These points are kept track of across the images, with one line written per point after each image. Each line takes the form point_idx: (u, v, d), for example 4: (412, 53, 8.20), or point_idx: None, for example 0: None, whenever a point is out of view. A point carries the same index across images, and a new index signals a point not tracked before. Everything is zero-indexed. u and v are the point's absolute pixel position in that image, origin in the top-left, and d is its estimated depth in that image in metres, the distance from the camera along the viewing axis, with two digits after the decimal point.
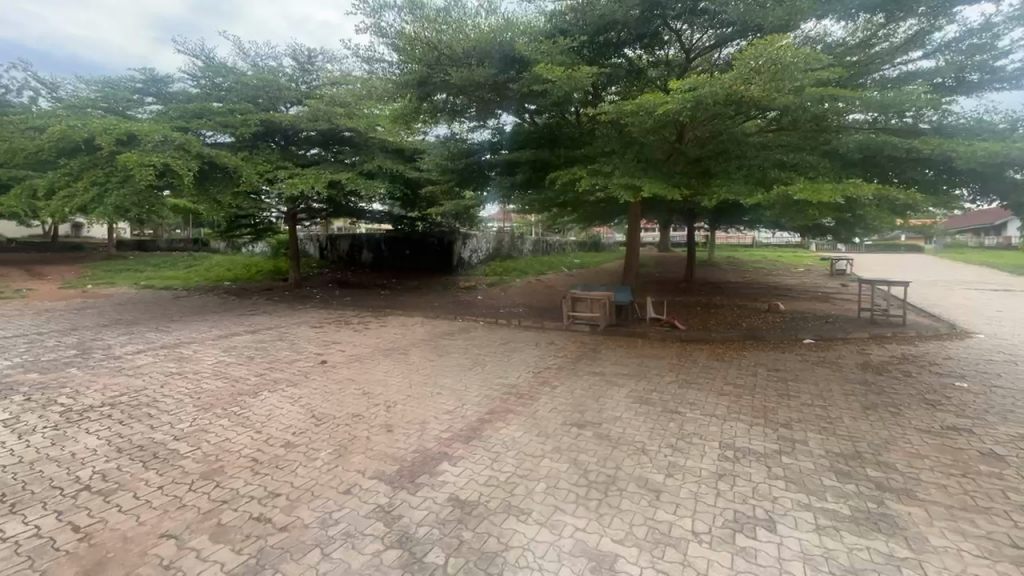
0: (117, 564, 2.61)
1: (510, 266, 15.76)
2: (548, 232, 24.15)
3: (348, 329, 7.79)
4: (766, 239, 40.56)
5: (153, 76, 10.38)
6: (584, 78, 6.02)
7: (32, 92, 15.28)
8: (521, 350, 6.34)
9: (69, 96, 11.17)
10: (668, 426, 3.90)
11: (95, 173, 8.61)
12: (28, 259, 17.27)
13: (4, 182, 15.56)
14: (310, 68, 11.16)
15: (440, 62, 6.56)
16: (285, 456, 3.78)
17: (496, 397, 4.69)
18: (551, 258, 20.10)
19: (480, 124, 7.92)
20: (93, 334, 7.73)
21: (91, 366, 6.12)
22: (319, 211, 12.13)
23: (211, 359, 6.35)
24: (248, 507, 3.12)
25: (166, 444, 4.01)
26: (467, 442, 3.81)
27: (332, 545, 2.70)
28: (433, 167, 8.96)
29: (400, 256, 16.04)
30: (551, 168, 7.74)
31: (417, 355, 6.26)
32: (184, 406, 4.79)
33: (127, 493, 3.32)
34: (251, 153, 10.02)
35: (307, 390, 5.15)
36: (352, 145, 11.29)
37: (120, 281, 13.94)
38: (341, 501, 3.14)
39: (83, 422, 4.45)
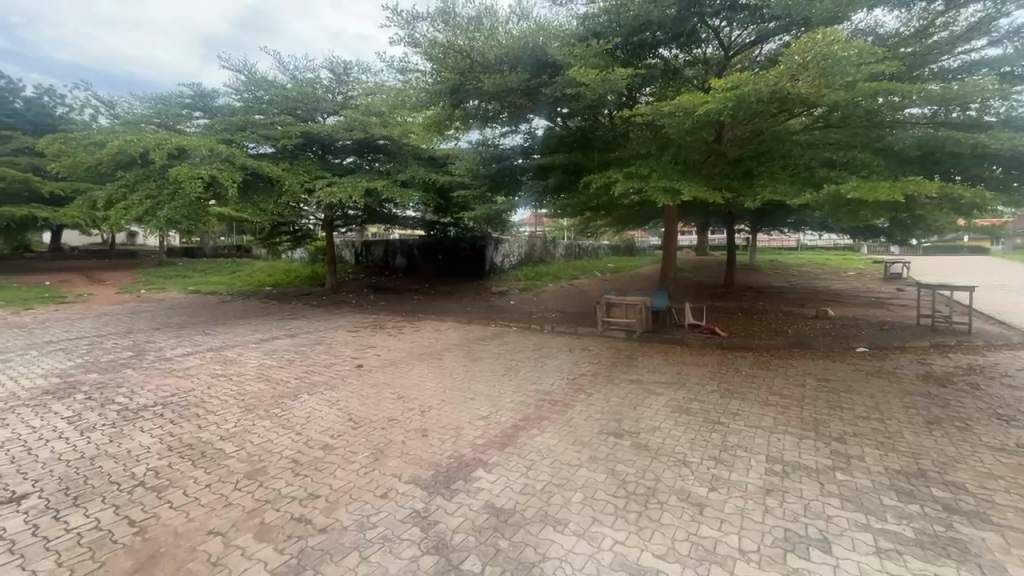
0: (168, 559, 2.72)
1: (541, 270, 15.70)
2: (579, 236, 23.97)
3: (383, 334, 7.93)
4: (809, 240, 38.78)
5: (201, 91, 10.95)
6: (618, 81, 5.94)
7: (93, 110, 16.46)
8: (554, 356, 6.27)
9: (125, 113, 11.91)
10: (710, 437, 3.76)
11: (148, 185, 9.13)
12: (88, 266, 18.52)
13: (69, 194, 16.77)
14: (345, 79, 11.50)
15: (472, 69, 6.63)
16: (324, 458, 3.86)
17: (531, 404, 4.65)
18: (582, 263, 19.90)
19: (512, 129, 7.93)
20: (146, 337, 8.18)
21: (144, 367, 6.47)
22: (354, 218, 12.46)
23: (253, 362, 6.60)
24: (289, 507, 3.20)
25: (213, 443, 4.18)
26: (502, 449, 3.79)
27: (371, 549, 2.73)
28: (465, 173, 9.06)
29: (433, 261, 16.27)
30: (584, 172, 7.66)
31: (450, 360, 6.29)
32: (230, 407, 4.98)
33: (177, 490, 3.47)
34: (291, 164, 10.38)
35: (344, 393, 5.27)
36: (386, 153, 11.55)
37: (170, 286, 14.74)
38: (378, 505, 3.18)
39: (137, 420, 4.70)
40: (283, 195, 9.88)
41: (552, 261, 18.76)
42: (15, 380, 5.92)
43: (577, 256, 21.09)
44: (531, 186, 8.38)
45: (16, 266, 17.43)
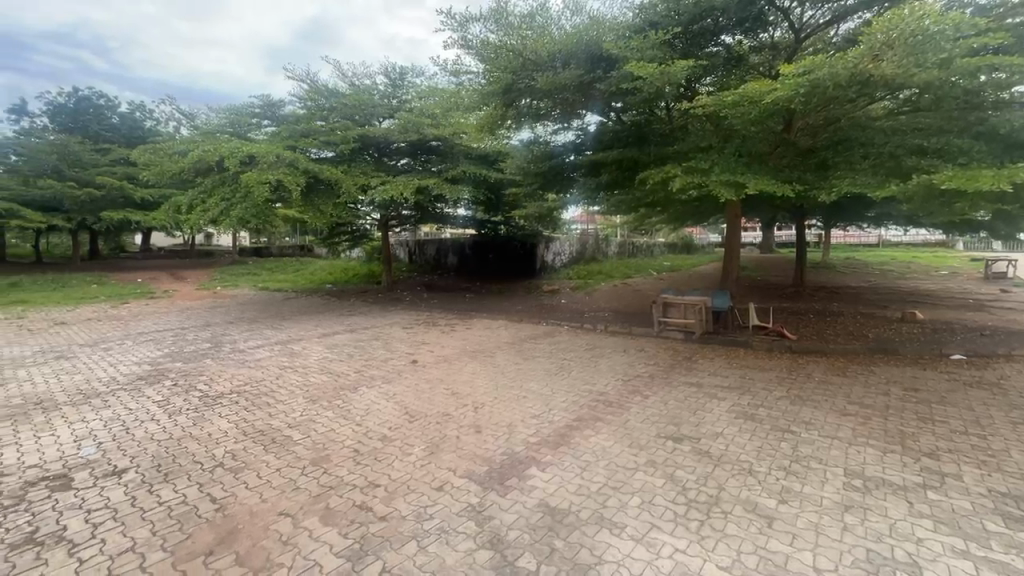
0: (245, 535, 2.94)
1: (592, 269, 15.49)
2: (632, 234, 23.44)
3: (437, 331, 8.14)
4: (889, 235, 35.42)
5: (269, 101, 11.74)
6: (677, 72, 5.72)
7: (177, 122, 18.12)
8: (608, 357, 6.14)
9: (203, 124, 12.98)
10: (779, 446, 3.54)
11: (223, 190, 9.89)
12: (172, 265, 20.39)
13: (156, 200, 18.57)
14: (401, 84, 11.93)
15: (525, 68, 6.64)
16: (383, 449, 4.02)
17: (584, 404, 4.59)
18: (636, 261, 19.39)
19: (564, 126, 7.85)
20: (222, 330, 8.89)
21: (221, 357, 7.04)
22: (408, 218, 12.87)
23: (316, 355, 6.98)
24: (351, 494, 3.35)
25: (282, 430, 4.47)
26: (555, 448, 3.76)
27: (429, 539, 2.81)
28: (517, 171, 9.11)
29: (484, 260, 16.50)
30: (639, 168, 7.45)
31: (502, 357, 6.35)
32: (296, 397, 5.30)
33: (251, 471, 3.74)
34: (350, 166, 10.88)
35: (401, 388, 5.44)
36: (439, 154, 11.85)
37: (242, 284, 15.92)
38: (435, 497, 3.26)
39: (217, 406, 5.13)
40: (343, 196, 10.39)
41: (604, 259, 18.43)
42: (114, 366, 6.64)
43: (630, 254, 20.58)
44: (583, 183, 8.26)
45: (113, 265, 19.52)
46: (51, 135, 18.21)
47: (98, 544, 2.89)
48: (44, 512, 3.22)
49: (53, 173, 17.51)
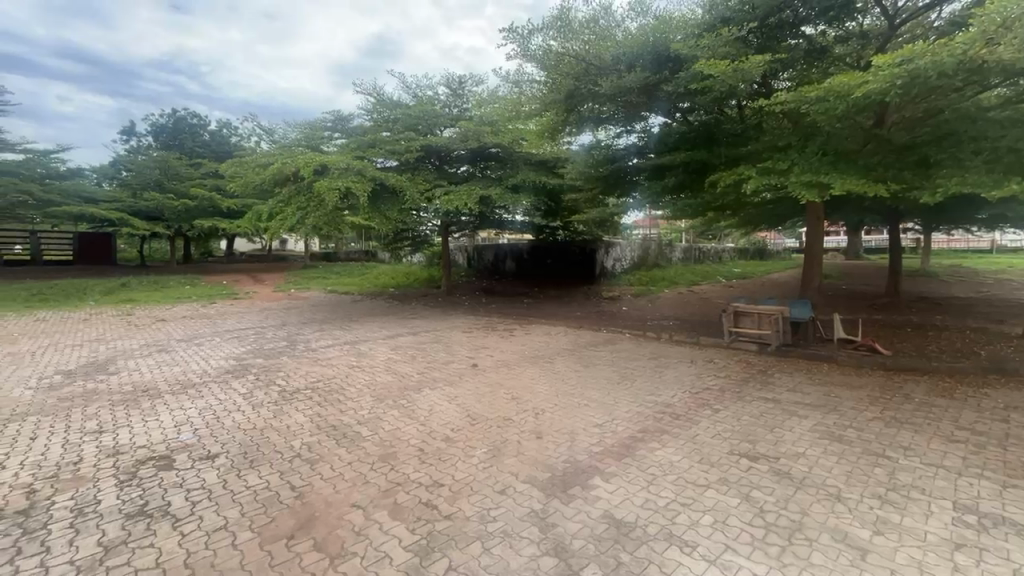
0: (322, 523, 3.14)
1: (653, 275, 15.04)
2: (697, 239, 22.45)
3: (496, 335, 8.26)
4: (1002, 239, 31.15)
5: (339, 115, 12.57)
6: (751, 68, 5.45)
7: (257, 137, 19.79)
8: (673, 367, 5.92)
9: (281, 138, 14.07)
10: (872, 472, 3.24)
11: (299, 199, 10.65)
12: (253, 269, 22.23)
13: (240, 209, 20.35)
14: (461, 93, 12.27)
15: (587, 73, 6.63)
16: (447, 450, 4.13)
17: (649, 416, 4.45)
18: (701, 267, 18.52)
19: (627, 129, 7.70)
20: (297, 330, 9.57)
21: (296, 355, 7.58)
22: (468, 224, 13.17)
23: (381, 355, 7.31)
24: (417, 491, 3.48)
25: (352, 426, 4.73)
26: (620, 459, 3.68)
27: (493, 541, 2.85)
28: (578, 177, 9.02)
29: (542, 265, 16.54)
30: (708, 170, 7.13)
31: (562, 364, 6.31)
32: (365, 396, 5.59)
33: (326, 463, 3.99)
34: (413, 174, 11.34)
35: (462, 390, 5.57)
36: (498, 160, 12.07)
37: (313, 287, 17.01)
38: (498, 500, 3.30)
39: (294, 400, 5.53)
40: (406, 204, 10.84)
41: (667, 265, 17.75)
42: (206, 360, 7.36)
43: (696, 260, 19.64)
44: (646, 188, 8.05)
45: (204, 269, 21.61)
46: (155, 153, 20.57)
47: (196, 520, 3.20)
48: (152, 489, 3.62)
49: (156, 187, 19.76)
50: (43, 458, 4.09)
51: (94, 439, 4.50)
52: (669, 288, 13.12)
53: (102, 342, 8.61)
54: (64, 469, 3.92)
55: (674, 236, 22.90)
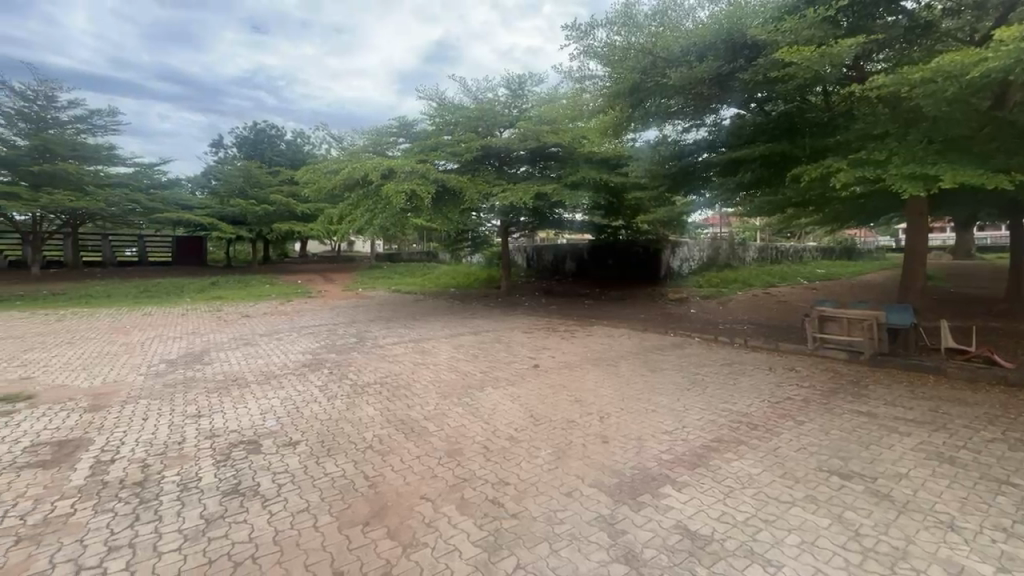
0: (394, 512, 3.30)
1: (723, 275, 14.29)
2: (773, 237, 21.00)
3: (557, 336, 8.22)
4: None
5: (404, 121, 13.10)
6: (839, 52, 5.04)
7: (329, 144, 21.10)
8: (748, 374, 5.58)
9: (350, 145, 14.89)
10: (995, 501, 2.86)
11: (366, 203, 11.22)
12: (325, 269, 23.70)
13: (314, 212, 21.78)
14: (520, 93, 12.35)
15: (653, 67, 6.46)
16: (511, 449, 4.17)
17: (724, 425, 4.23)
18: (778, 267, 17.23)
19: (696, 123, 7.39)
20: (365, 327, 10.08)
21: (365, 351, 7.99)
22: (527, 224, 13.24)
23: (445, 354, 7.53)
24: (484, 488, 3.55)
25: (420, 421, 4.91)
26: (692, 468, 3.54)
27: (561, 543, 2.84)
28: (643, 175, 8.74)
29: (602, 265, 16.35)
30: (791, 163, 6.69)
31: (626, 367, 6.16)
32: (431, 392, 5.79)
33: (396, 456, 4.18)
34: (473, 175, 11.56)
35: (525, 390, 5.60)
36: (558, 160, 12.04)
37: (379, 286, 17.84)
38: (565, 502, 3.29)
39: (365, 394, 5.84)
40: (466, 204, 11.08)
41: (742, 265, 16.66)
42: (286, 353, 7.97)
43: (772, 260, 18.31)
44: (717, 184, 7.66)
45: (281, 269, 23.36)
46: (240, 163, 22.54)
47: (282, 501, 3.48)
48: (243, 470, 3.98)
49: (241, 193, 21.66)
50: (154, 437, 4.64)
51: (194, 422, 5.02)
52: (741, 290, 12.41)
53: (197, 335, 9.56)
54: (171, 447, 4.41)
55: (747, 234, 21.56)
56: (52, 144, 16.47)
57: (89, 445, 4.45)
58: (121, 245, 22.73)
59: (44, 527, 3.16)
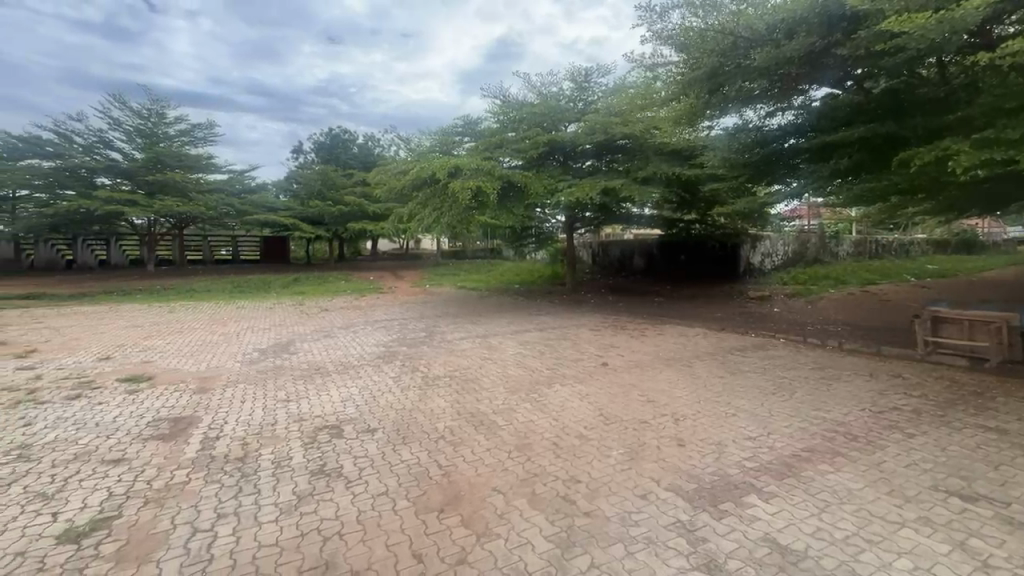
0: (467, 502, 3.40)
1: (812, 272, 13.11)
2: (871, 228, 18.91)
3: (625, 335, 8.02)
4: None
5: (469, 120, 13.36)
6: (962, 18, 4.44)
7: (398, 146, 22.12)
8: (843, 380, 5.11)
9: (418, 146, 15.46)
10: None
11: (433, 201, 11.61)
12: (395, 266, 24.83)
13: (385, 212, 22.91)
14: (586, 86, 12.15)
15: (733, 48, 6.14)
16: (581, 446, 4.14)
17: (816, 434, 3.91)
18: (878, 261, 15.52)
19: (781, 106, 6.87)
20: (433, 322, 10.45)
21: (435, 345, 8.29)
22: (593, 219, 13.02)
23: (512, 350, 7.61)
24: (555, 484, 3.56)
25: (489, 415, 5.02)
26: (781, 478, 3.31)
27: (637, 545, 2.79)
28: (719, 165, 8.26)
29: (674, 262, 15.73)
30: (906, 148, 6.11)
31: (702, 368, 5.88)
32: (499, 387, 5.90)
33: (467, 447, 4.31)
34: (538, 171, 11.55)
35: (594, 389, 5.53)
36: (626, 153, 11.72)
37: (445, 283, 18.40)
38: (639, 504, 3.21)
39: (438, 386, 6.07)
40: (531, 200, 11.09)
41: (835, 261, 15.16)
42: (363, 346, 8.46)
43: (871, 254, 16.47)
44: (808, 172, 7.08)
45: (356, 266, 24.82)
46: (319, 167, 24.25)
47: (363, 484, 3.71)
48: (328, 452, 4.30)
49: (320, 195, 23.30)
50: (251, 418, 5.15)
51: (284, 406, 5.50)
52: (832, 288, 11.34)
53: (284, 327, 10.44)
54: (265, 428, 4.87)
55: (840, 225, 19.60)
56: (165, 156, 18.71)
57: (198, 423, 5.03)
58: (219, 245, 25.34)
59: (167, 492, 3.62)
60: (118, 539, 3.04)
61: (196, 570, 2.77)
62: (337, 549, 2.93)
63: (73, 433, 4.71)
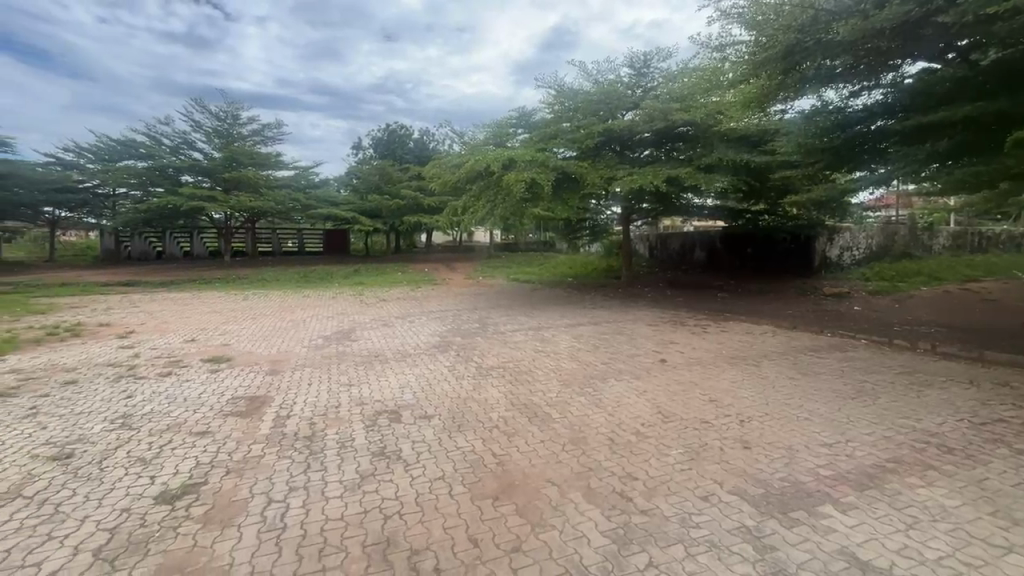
0: (522, 491, 3.44)
1: (898, 267, 11.95)
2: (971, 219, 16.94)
3: (685, 331, 7.73)
4: None
5: (523, 111, 13.31)
6: None
7: (453, 140, 22.49)
8: (936, 388, 4.62)
9: (472, 139, 15.60)
10: None
11: (487, 194, 11.70)
12: (449, 259, 25.44)
13: (439, 204, 23.45)
14: (645, 72, 11.84)
15: (814, 22, 5.70)
16: (638, 443, 4.06)
17: (904, 444, 3.59)
18: (980, 256, 13.85)
19: (869, 84, 6.35)
20: (486, 314, 10.60)
21: (488, 337, 8.41)
22: (650, 211, 12.60)
23: (565, 343, 7.57)
24: (611, 480, 3.51)
25: (543, 407, 5.03)
26: (861, 490, 3.07)
27: (698, 548, 2.70)
28: (791, 151, 7.69)
29: (739, 256, 15.01)
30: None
31: (770, 369, 5.55)
32: (552, 380, 5.88)
33: (521, 438, 4.35)
34: (594, 161, 11.32)
35: (652, 386, 5.38)
36: (688, 140, 11.22)
37: (498, 275, 18.58)
38: (700, 506, 3.10)
39: (492, 377, 6.17)
40: (588, 191, 10.88)
41: (929, 255, 13.66)
42: (419, 335, 8.75)
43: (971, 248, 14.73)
44: (900, 155, 6.43)
45: (412, 259, 25.66)
46: (378, 163, 25.21)
47: (421, 467, 3.86)
48: (388, 436, 4.50)
49: (379, 190, 24.26)
50: (318, 400, 5.49)
51: (348, 391, 5.82)
52: (925, 286, 10.24)
53: (345, 316, 11.00)
54: (330, 410, 5.19)
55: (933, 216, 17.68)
56: (240, 154, 20.20)
57: (271, 402, 5.44)
58: (287, 237, 27.10)
59: (245, 463, 3.96)
60: (205, 503, 3.37)
61: (271, 536, 3.00)
62: (397, 528, 3.07)
63: (166, 406, 5.25)
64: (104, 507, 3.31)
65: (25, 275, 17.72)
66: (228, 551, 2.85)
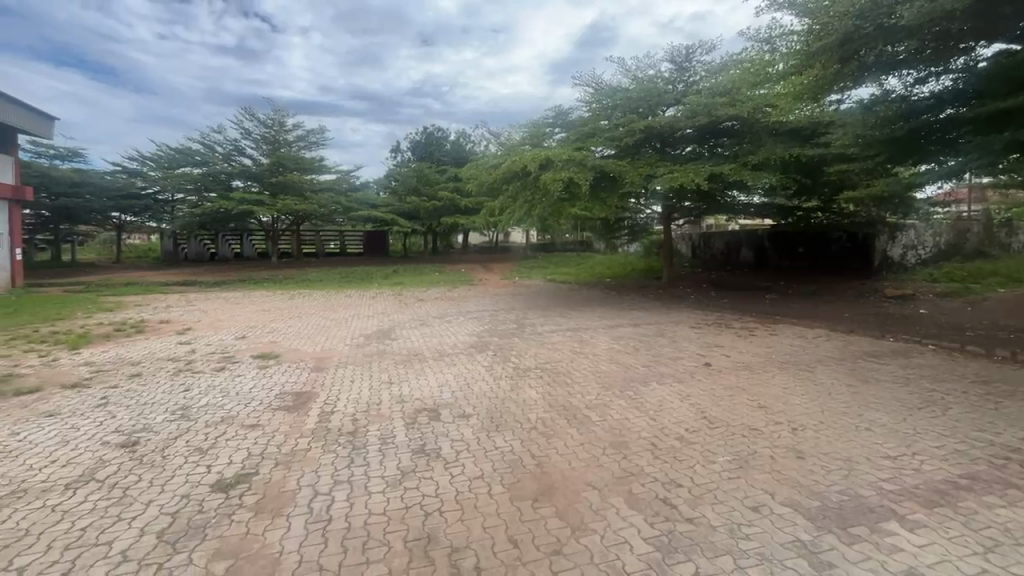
0: (561, 494, 3.42)
1: (969, 267, 11.04)
2: None
3: (731, 334, 7.45)
4: None
5: (559, 111, 13.24)
6: None
7: (489, 141, 22.69)
8: (1017, 399, 4.24)
9: (508, 139, 15.65)
10: None
11: (523, 194, 11.71)
12: (484, 259, 25.67)
13: (476, 205, 23.70)
14: (687, 66, 11.54)
15: (875, 7, 5.28)
16: (682, 449, 3.94)
17: (980, 460, 3.31)
18: None
19: (937, 70, 5.99)
20: (523, 315, 10.60)
21: (526, 337, 8.41)
22: (693, 209, 12.24)
23: (604, 345, 7.46)
24: (654, 486, 3.42)
25: (582, 409, 4.98)
26: (931, 508, 2.86)
27: (748, 561, 2.59)
28: (846, 143, 7.26)
29: (791, 256, 14.50)
30: None
31: (825, 375, 5.25)
32: (591, 382, 5.80)
33: (560, 440, 4.31)
34: (633, 159, 11.12)
35: (696, 390, 5.21)
36: (734, 135, 10.83)
37: (534, 276, 18.55)
38: (750, 517, 2.97)
39: (531, 378, 6.16)
40: (627, 190, 10.66)
41: None
42: (457, 335, 8.88)
43: None
44: (975, 146, 5.94)
45: (448, 259, 26.06)
46: (416, 165, 25.77)
47: (461, 466, 3.91)
48: (428, 434, 4.57)
49: (416, 192, 24.79)
50: (360, 397, 5.66)
51: (389, 389, 5.97)
52: (1003, 288, 9.40)
53: (385, 315, 11.30)
54: (372, 407, 5.34)
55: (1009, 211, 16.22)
56: (286, 160, 21.17)
57: (316, 398, 5.65)
58: (330, 239, 28.14)
59: (293, 456, 4.14)
60: (256, 493, 3.54)
61: (317, 527, 3.12)
62: (437, 525, 3.12)
63: (220, 400, 5.56)
64: (166, 493, 3.54)
65: (95, 275, 19.23)
66: (278, 540, 2.99)
